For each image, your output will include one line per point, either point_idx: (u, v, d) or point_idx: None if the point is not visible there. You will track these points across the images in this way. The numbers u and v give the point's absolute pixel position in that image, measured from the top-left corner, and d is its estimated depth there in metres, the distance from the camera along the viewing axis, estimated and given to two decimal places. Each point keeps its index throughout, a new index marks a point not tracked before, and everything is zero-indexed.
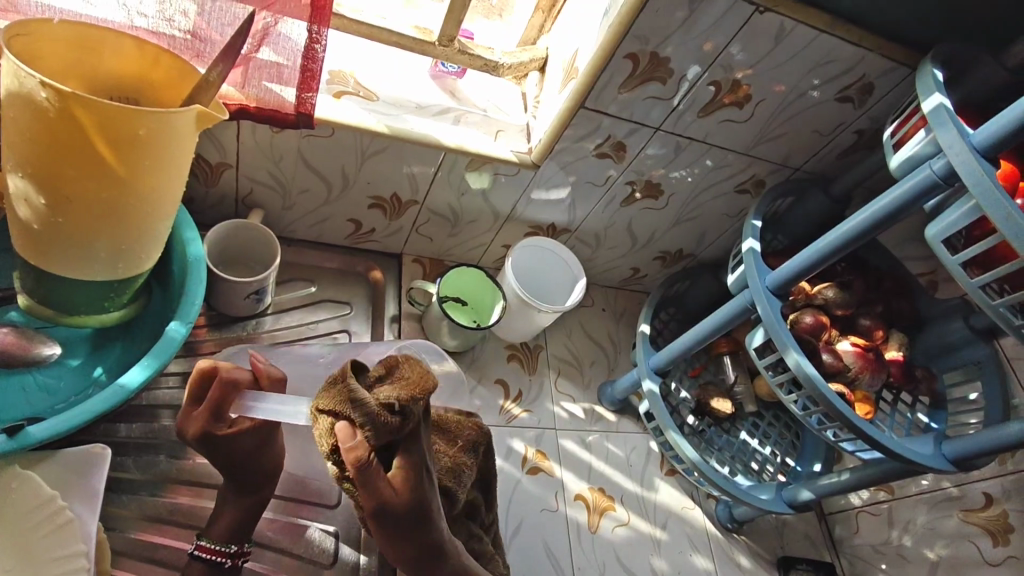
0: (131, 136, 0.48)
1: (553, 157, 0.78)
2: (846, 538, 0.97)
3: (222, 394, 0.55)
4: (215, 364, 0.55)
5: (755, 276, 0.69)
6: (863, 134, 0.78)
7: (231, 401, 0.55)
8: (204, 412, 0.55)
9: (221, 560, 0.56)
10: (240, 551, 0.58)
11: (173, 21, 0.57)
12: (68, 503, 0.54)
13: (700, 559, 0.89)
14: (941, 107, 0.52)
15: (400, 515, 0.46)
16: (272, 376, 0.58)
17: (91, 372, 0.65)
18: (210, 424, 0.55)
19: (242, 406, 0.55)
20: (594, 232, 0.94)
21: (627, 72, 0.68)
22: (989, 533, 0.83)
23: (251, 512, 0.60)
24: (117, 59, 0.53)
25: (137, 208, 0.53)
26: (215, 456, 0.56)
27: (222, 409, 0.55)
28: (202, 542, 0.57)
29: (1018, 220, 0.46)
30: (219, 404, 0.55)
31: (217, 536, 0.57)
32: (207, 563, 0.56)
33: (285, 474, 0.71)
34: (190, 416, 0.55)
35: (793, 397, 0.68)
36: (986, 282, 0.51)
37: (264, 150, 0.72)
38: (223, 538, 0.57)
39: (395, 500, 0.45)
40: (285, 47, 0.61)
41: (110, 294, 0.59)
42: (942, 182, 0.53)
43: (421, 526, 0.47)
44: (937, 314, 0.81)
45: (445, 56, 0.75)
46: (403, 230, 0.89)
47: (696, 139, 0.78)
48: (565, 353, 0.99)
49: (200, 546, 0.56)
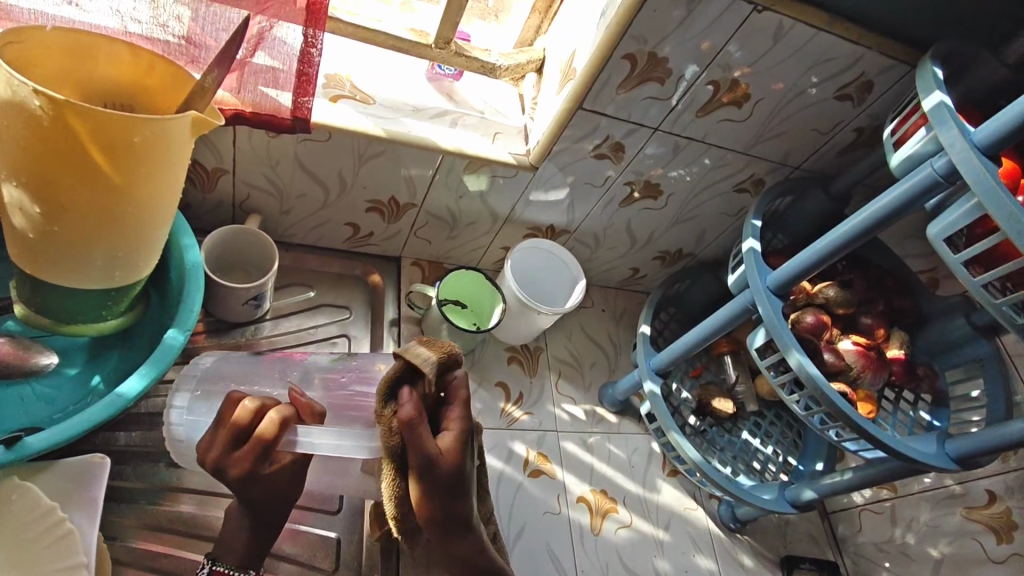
0: (126, 143, 0.47)
1: (551, 159, 0.78)
2: (850, 537, 0.96)
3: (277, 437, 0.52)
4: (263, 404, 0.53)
5: (756, 276, 0.69)
6: (863, 131, 0.78)
7: (281, 442, 0.52)
8: (249, 457, 0.52)
9: None
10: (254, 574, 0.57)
11: (167, 26, 0.57)
12: (67, 514, 0.53)
13: (703, 559, 0.89)
14: (942, 105, 0.52)
15: (452, 479, 0.49)
16: (313, 410, 0.59)
17: (88, 381, 0.65)
18: (255, 467, 0.53)
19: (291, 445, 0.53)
20: (593, 233, 0.93)
21: (625, 72, 0.67)
22: (992, 530, 0.82)
23: (265, 533, 0.59)
24: (111, 66, 0.52)
25: (133, 215, 0.52)
26: (252, 490, 0.55)
27: (270, 453, 0.53)
28: (217, 566, 0.55)
29: (1021, 218, 0.46)
30: (268, 450, 0.52)
31: (234, 561, 0.56)
32: None
33: None
34: (236, 458, 0.52)
35: (795, 396, 0.68)
36: (989, 280, 0.50)
37: (261, 155, 0.71)
38: (239, 562, 0.56)
39: (445, 460, 0.49)
40: (280, 51, 0.61)
41: (108, 301, 0.59)
42: (943, 181, 0.53)
43: (462, 492, 0.50)
44: (939, 312, 0.81)
45: (442, 58, 0.75)
46: (402, 233, 0.88)
47: (694, 139, 0.77)
48: (566, 355, 0.98)
49: (215, 572, 0.55)
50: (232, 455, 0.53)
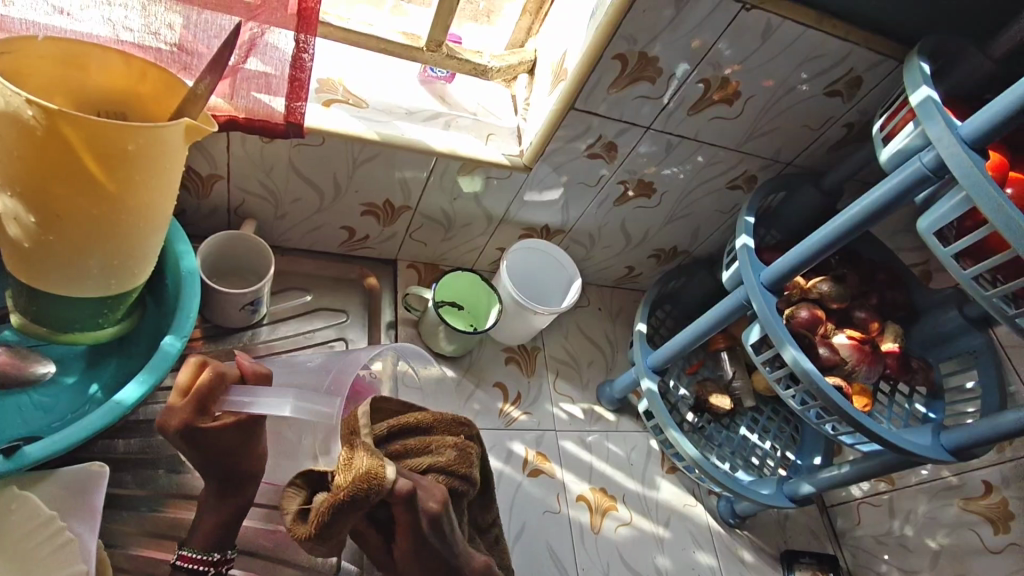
0: (121, 152, 0.48)
1: (544, 159, 0.78)
2: (847, 531, 0.95)
3: (211, 388, 0.55)
4: (203, 361, 0.56)
5: (749, 272, 0.70)
6: (853, 127, 0.78)
7: (216, 395, 0.55)
8: (187, 405, 0.54)
9: (204, 569, 0.56)
10: (222, 559, 0.58)
11: (159, 34, 0.57)
12: (68, 523, 0.53)
13: (704, 556, 0.90)
14: (929, 100, 0.52)
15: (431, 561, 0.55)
16: (258, 373, 0.59)
17: (86, 390, 0.65)
18: (193, 417, 0.54)
19: (228, 401, 0.55)
20: (588, 232, 0.94)
21: (615, 73, 0.68)
22: (989, 520, 0.83)
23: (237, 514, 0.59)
24: (105, 74, 0.53)
25: (128, 223, 0.52)
26: (197, 450, 0.55)
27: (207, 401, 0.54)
28: (183, 552, 0.56)
29: (1009, 211, 0.46)
30: (205, 397, 0.54)
31: (200, 543, 0.57)
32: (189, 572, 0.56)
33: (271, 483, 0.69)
34: (174, 410, 0.54)
35: (791, 391, 0.68)
36: (979, 272, 0.51)
37: (255, 160, 0.72)
38: (205, 546, 0.57)
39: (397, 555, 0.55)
40: (273, 57, 0.61)
41: (104, 309, 0.59)
42: (932, 175, 0.53)
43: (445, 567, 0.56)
44: (932, 304, 0.82)
45: (435, 61, 0.75)
46: (397, 236, 0.88)
47: (686, 138, 0.78)
48: (563, 354, 0.99)
49: (182, 554, 0.56)
50: (175, 407, 0.54)
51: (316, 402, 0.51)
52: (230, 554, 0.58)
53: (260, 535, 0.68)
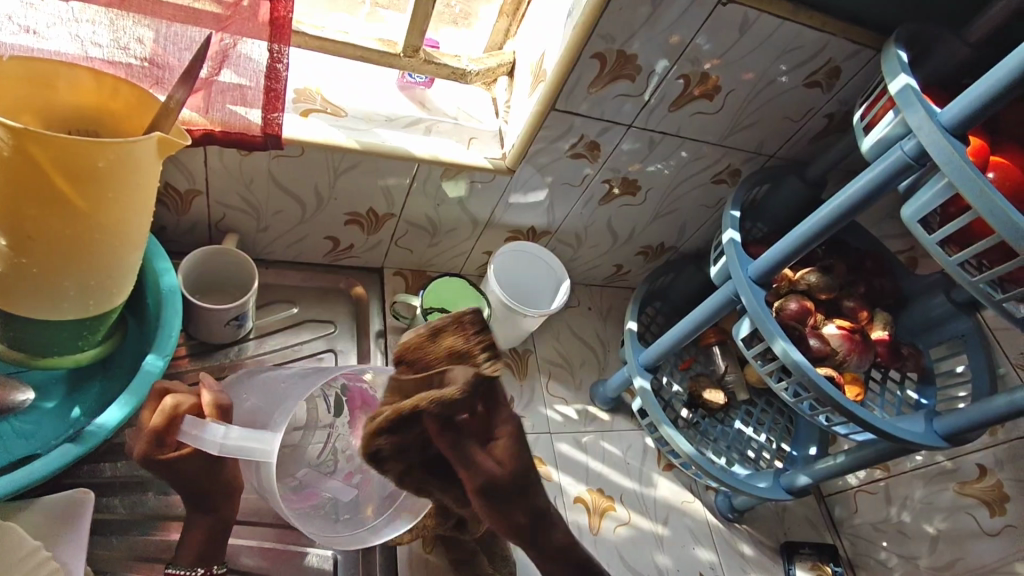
0: (90, 170, 0.47)
1: (527, 161, 0.78)
2: (846, 519, 0.97)
3: (164, 419, 0.57)
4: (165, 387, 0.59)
5: (737, 267, 0.69)
6: (833, 117, 0.78)
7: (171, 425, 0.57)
8: (145, 435, 0.57)
9: None
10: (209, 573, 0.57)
11: (128, 49, 0.56)
12: (52, 553, 0.51)
13: (703, 552, 0.89)
14: (908, 88, 0.52)
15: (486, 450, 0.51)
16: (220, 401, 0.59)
17: (68, 414, 0.63)
18: (152, 449, 0.57)
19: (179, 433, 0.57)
20: (574, 233, 0.93)
21: (594, 72, 0.68)
22: (985, 503, 0.83)
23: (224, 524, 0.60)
24: (72, 91, 0.52)
25: (103, 242, 0.51)
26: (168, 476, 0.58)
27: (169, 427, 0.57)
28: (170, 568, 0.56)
29: (990, 195, 0.46)
30: (160, 429, 0.57)
31: (186, 560, 0.57)
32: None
33: (257, 505, 0.69)
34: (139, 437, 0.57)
35: (783, 384, 0.68)
36: (964, 259, 0.51)
37: (233, 173, 0.70)
38: (191, 561, 0.57)
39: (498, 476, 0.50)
40: (247, 68, 0.60)
41: (83, 332, 0.58)
42: (914, 162, 0.53)
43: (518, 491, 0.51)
44: (919, 291, 0.82)
45: (412, 67, 0.74)
46: (382, 244, 0.88)
47: (669, 134, 0.78)
48: (555, 356, 0.98)
49: (167, 572, 0.56)
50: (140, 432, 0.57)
51: (245, 440, 0.53)
52: (215, 568, 0.58)
53: (256, 554, 0.67)
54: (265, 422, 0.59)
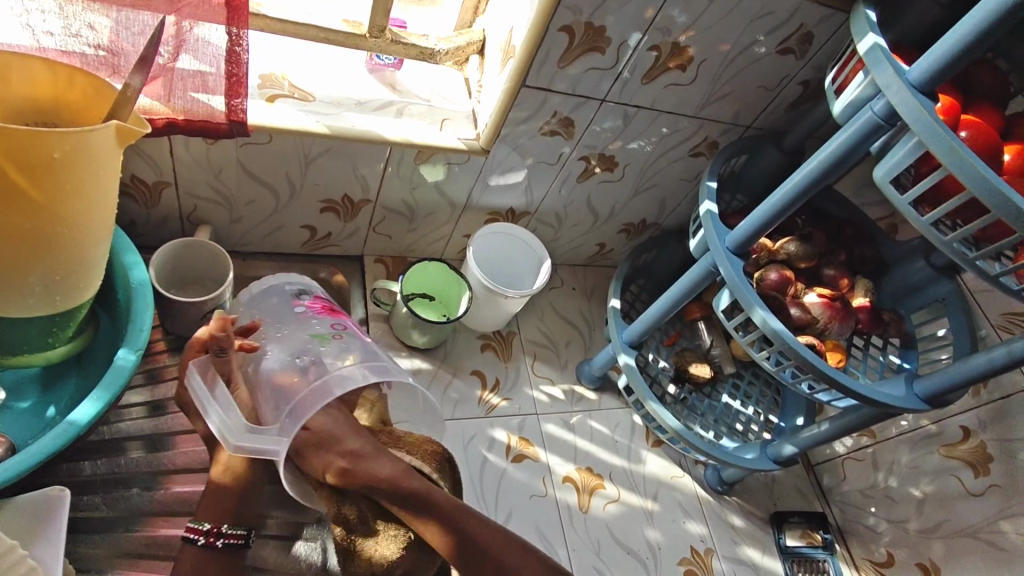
0: (45, 160, 0.45)
1: (501, 140, 0.77)
2: (835, 487, 0.98)
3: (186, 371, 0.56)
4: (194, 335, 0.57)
5: (714, 238, 0.69)
6: (809, 84, 0.78)
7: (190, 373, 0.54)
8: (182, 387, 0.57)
9: (195, 538, 0.54)
10: (212, 530, 0.54)
11: (80, 36, 0.55)
12: (30, 552, 0.51)
13: (694, 525, 0.90)
14: (877, 47, 0.51)
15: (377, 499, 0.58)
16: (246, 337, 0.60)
17: (43, 413, 0.63)
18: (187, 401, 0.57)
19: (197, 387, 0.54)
20: (554, 213, 0.93)
21: (563, 45, 0.66)
22: (970, 465, 0.82)
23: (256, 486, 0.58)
24: (27, 84, 0.50)
25: (66, 236, 0.51)
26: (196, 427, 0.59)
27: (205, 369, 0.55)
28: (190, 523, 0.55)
29: (961, 152, 0.45)
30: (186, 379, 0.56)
31: (203, 514, 0.55)
32: (189, 544, 0.54)
33: None
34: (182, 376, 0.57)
35: (765, 353, 0.68)
36: (937, 218, 0.50)
37: (201, 163, 0.69)
38: (207, 516, 0.55)
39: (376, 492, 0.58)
40: (205, 53, 0.58)
41: (52, 328, 0.57)
42: (884, 123, 0.52)
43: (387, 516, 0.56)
44: (900, 257, 0.82)
45: (379, 48, 0.72)
46: (360, 230, 0.87)
47: (643, 107, 0.77)
48: (539, 337, 0.98)
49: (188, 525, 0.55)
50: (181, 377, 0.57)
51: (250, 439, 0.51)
52: (224, 525, 0.55)
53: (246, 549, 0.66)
54: (265, 375, 0.58)
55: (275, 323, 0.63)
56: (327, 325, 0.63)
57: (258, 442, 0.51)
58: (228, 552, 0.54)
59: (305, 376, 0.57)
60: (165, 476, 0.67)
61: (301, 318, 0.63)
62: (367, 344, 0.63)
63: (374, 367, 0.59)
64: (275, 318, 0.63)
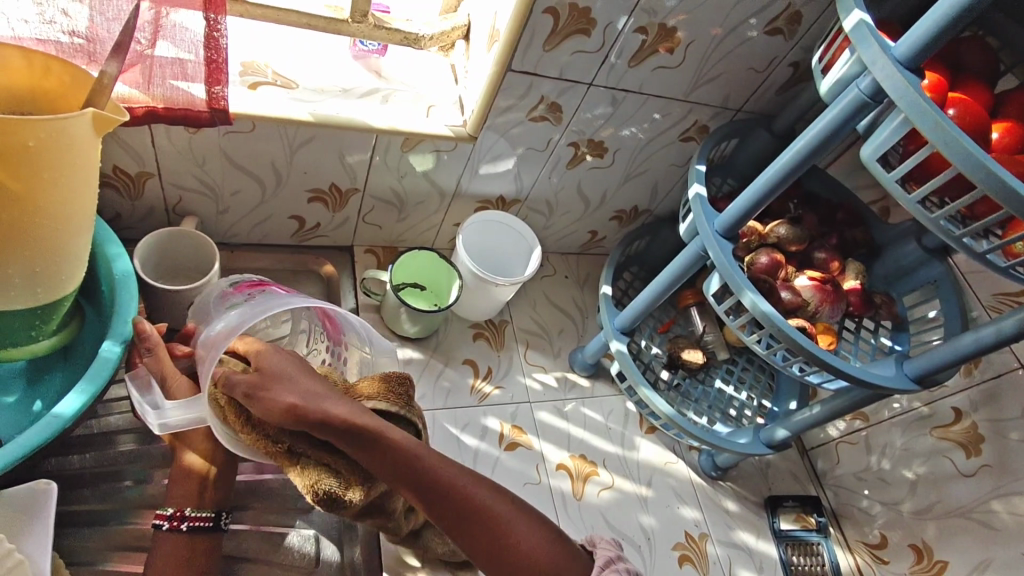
0: (21, 149, 0.45)
1: (488, 127, 0.76)
2: (829, 471, 0.99)
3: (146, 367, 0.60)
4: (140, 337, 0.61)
5: (703, 221, 0.68)
6: (799, 66, 0.77)
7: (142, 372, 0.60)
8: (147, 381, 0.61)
9: (161, 522, 0.58)
10: (177, 514, 0.58)
11: (56, 24, 0.54)
12: (17, 546, 0.50)
13: (688, 510, 0.90)
14: (862, 23, 0.50)
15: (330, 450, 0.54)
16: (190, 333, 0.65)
17: (30, 408, 0.62)
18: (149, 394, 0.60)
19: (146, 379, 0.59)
20: (544, 200, 0.92)
21: (548, 28, 0.65)
22: (961, 446, 0.82)
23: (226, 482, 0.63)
24: (2, 72, 0.49)
25: (46, 225, 0.50)
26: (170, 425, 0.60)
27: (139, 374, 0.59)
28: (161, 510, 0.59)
29: (946, 127, 0.45)
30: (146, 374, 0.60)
31: (174, 502, 0.60)
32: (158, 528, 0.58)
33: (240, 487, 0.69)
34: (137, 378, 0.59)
35: (755, 336, 0.67)
36: (924, 196, 0.50)
37: (184, 153, 0.68)
38: (175, 502, 0.60)
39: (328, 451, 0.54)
40: (183, 39, 0.57)
41: (35, 321, 0.56)
42: (870, 101, 0.51)
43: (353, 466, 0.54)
44: (891, 239, 0.82)
45: (362, 33, 0.71)
46: (349, 220, 0.86)
47: (631, 91, 0.76)
48: (532, 325, 0.97)
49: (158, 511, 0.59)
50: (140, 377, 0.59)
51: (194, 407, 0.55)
52: (189, 509, 0.59)
53: (241, 539, 0.66)
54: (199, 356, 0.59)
55: (209, 316, 0.64)
56: (245, 295, 0.63)
57: (190, 412, 0.55)
58: (197, 532, 0.59)
59: (227, 333, 0.57)
60: (157, 469, 0.67)
61: (226, 300, 0.64)
62: (284, 295, 0.62)
63: (280, 303, 0.58)
64: (208, 311, 0.65)
